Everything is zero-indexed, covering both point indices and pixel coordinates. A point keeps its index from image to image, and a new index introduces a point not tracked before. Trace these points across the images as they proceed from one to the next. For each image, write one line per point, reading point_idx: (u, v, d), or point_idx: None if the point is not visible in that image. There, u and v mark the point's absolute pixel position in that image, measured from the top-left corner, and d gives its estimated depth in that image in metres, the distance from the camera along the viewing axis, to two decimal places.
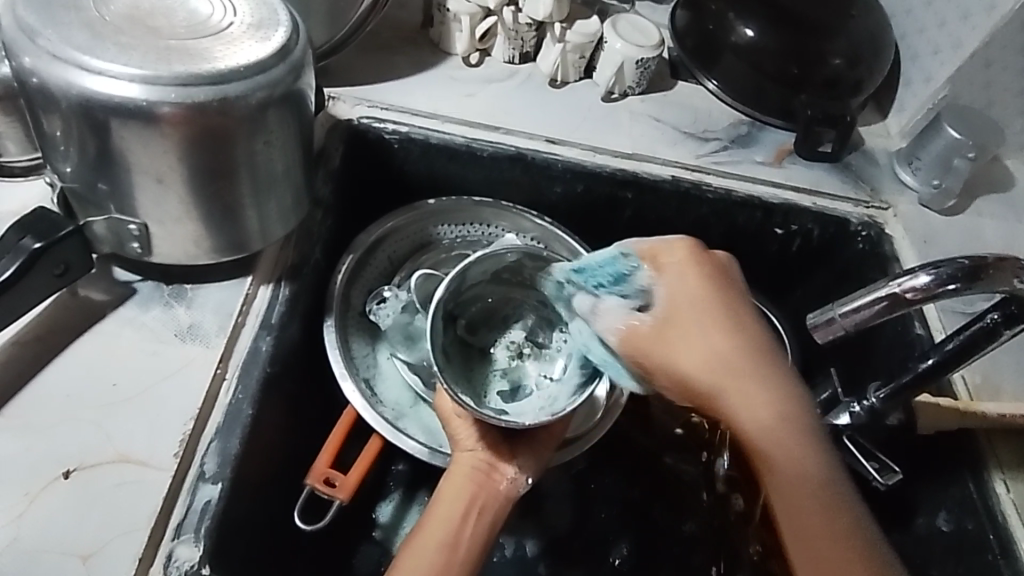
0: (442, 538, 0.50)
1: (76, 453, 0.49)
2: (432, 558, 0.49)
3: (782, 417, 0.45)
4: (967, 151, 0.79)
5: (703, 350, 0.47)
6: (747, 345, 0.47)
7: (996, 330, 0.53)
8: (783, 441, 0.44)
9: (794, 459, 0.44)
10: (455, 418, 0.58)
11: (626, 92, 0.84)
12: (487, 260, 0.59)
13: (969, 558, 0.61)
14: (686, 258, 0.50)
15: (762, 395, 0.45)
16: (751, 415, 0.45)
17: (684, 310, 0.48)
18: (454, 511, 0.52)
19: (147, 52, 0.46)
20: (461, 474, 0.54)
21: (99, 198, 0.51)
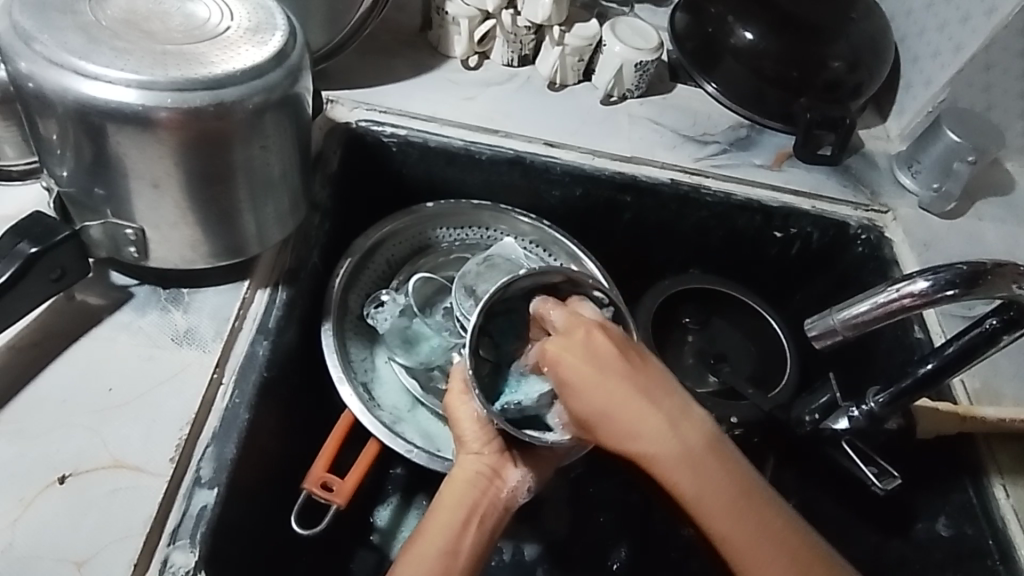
0: (444, 545, 0.49)
1: (71, 458, 0.48)
2: (432, 563, 0.48)
3: (712, 500, 0.48)
4: (966, 155, 0.78)
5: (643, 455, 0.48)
6: (645, 406, 0.48)
7: (995, 335, 0.53)
8: (724, 526, 0.48)
9: (734, 537, 0.47)
10: (461, 421, 0.57)
11: (626, 95, 0.84)
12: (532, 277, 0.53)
13: (968, 563, 0.61)
14: (596, 347, 0.50)
15: (695, 484, 0.48)
16: (649, 467, 0.48)
17: (609, 412, 0.48)
18: (456, 516, 0.51)
19: (143, 57, 0.46)
20: (464, 479, 0.53)
21: (95, 203, 0.51)
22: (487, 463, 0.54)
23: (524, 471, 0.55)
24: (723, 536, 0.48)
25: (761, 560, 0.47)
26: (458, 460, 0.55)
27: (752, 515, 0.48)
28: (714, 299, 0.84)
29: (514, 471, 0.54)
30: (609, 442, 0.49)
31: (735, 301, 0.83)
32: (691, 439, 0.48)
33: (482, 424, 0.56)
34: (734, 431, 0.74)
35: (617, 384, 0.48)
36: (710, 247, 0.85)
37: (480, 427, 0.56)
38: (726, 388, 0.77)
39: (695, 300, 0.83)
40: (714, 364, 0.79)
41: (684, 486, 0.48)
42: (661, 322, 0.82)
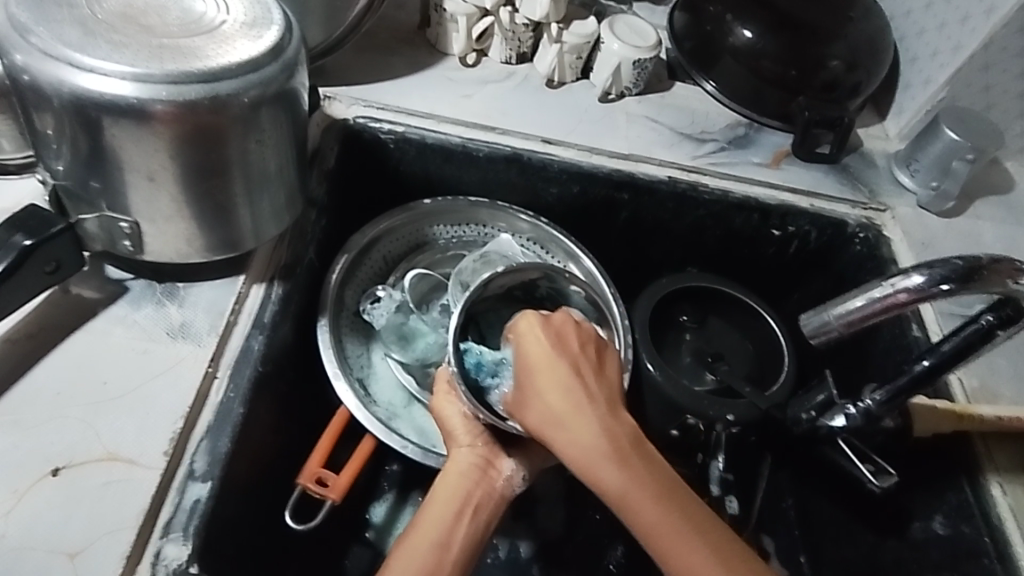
0: (436, 537, 0.48)
1: (64, 451, 0.48)
2: (425, 558, 0.47)
3: (641, 496, 0.46)
4: (966, 154, 0.77)
5: (572, 441, 0.47)
6: (577, 394, 0.49)
7: (991, 331, 0.53)
8: (652, 523, 0.45)
9: (660, 536, 0.45)
10: (450, 416, 0.57)
11: (623, 93, 0.84)
12: (514, 274, 0.60)
13: (965, 563, 0.60)
14: (551, 332, 0.51)
15: (621, 477, 0.46)
16: (574, 454, 0.47)
17: (548, 392, 0.49)
18: (449, 509, 0.50)
19: (138, 49, 0.46)
20: (456, 472, 0.53)
21: (91, 196, 0.51)
22: (478, 456, 0.54)
23: (517, 461, 0.55)
24: (650, 536, 0.45)
25: (690, 563, 0.44)
26: (450, 456, 0.55)
27: (681, 516, 0.45)
28: (712, 298, 0.83)
29: (507, 461, 0.54)
30: (541, 425, 0.49)
31: (733, 300, 0.83)
32: (622, 434, 0.48)
33: (469, 419, 0.56)
34: (731, 429, 0.72)
35: (557, 373, 0.49)
36: (708, 246, 0.85)
37: (467, 421, 0.56)
38: (722, 386, 0.76)
39: (693, 298, 0.83)
40: (710, 363, 0.78)
41: (609, 479, 0.46)
42: (658, 321, 0.81)
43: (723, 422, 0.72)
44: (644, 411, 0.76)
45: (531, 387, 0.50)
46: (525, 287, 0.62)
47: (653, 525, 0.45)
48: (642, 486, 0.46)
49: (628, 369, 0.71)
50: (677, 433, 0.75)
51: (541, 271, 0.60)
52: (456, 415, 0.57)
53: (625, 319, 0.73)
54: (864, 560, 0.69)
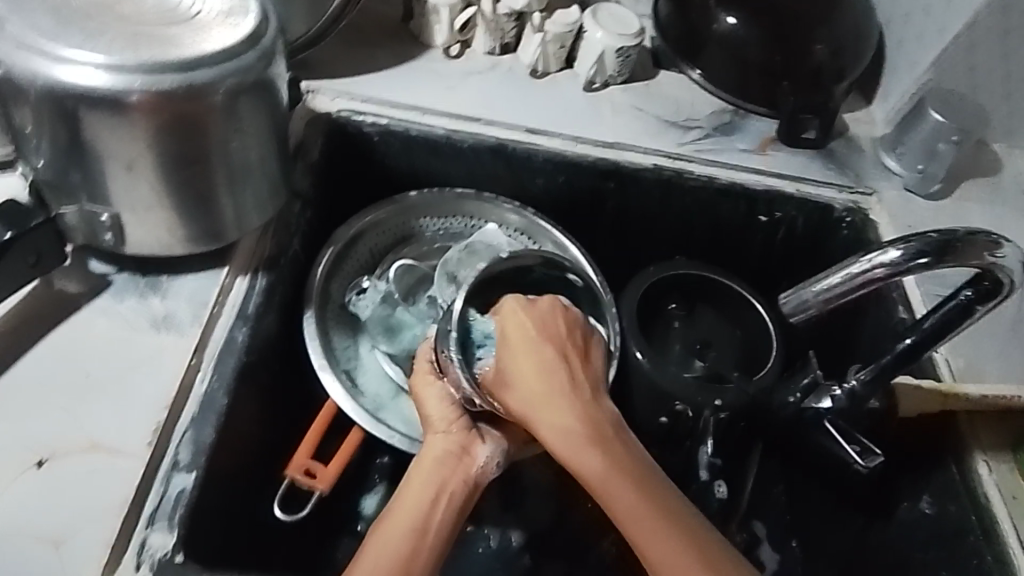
0: (412, 524, 0.49)
1: (48, 442, 0.49)
2: (399, 545, 0.48)
3: (620, 481, 0.49)
4: (951, 135, 0.78)
5: (553, 428, 0.50)
6: (560, 384, 0.51)
7: (970, 307, 0.54)
8: (627, 506, 0.48)
9: (635, 519, 0.48)
10: (429, 399, 0.58)
11: (608, 82, 0.84)
12: (513, 258, 0.57)
13: (952, 541, 0.61)
14: (538, 319, 0.52)
15: (601, 465, 0.49)
16: (557, 441, 0.50)
17: (534, 379, 0.51)
18: (424, 496, 0.51)
19: (113, 39, 0.47)
20: (431, 459, 0.53)
21: (71, 188, 0.51)
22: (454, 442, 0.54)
23: (493, 447, 0.55)
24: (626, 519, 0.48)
25: (664, 543, 0.47)
26: (426, 442, 0.55)
27: (654, 500, 0.49)
28: (701, 287, 0.81)
29: (482, 447, 0.54)
30: (524, 410, 0.50)
31: (723, 287, 0.81)
32: (601, 421, 0.51)
33: (449, 400, 0.57)
34: (720, 415, 0.72)
35: (543, 361, 0.51)
36: (696, 235, 0.84)
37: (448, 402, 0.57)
38: (711, 373, 0.75)
39: (682, 287, 0.81)
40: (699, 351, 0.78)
41: (590, 467, 0.49)
42: (646, 310, 0.79)
43: (711, 408, 0.72)
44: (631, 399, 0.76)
45: (514, 373, 0.51)
46: (522, 273, 0.59)
47: (630, 511, 0.48)
48: (620, 472, 0.49)
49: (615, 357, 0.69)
50: (666, 420, 0.75)
51: (537, 256, 0.59)
52: (435, 398, 0.57)
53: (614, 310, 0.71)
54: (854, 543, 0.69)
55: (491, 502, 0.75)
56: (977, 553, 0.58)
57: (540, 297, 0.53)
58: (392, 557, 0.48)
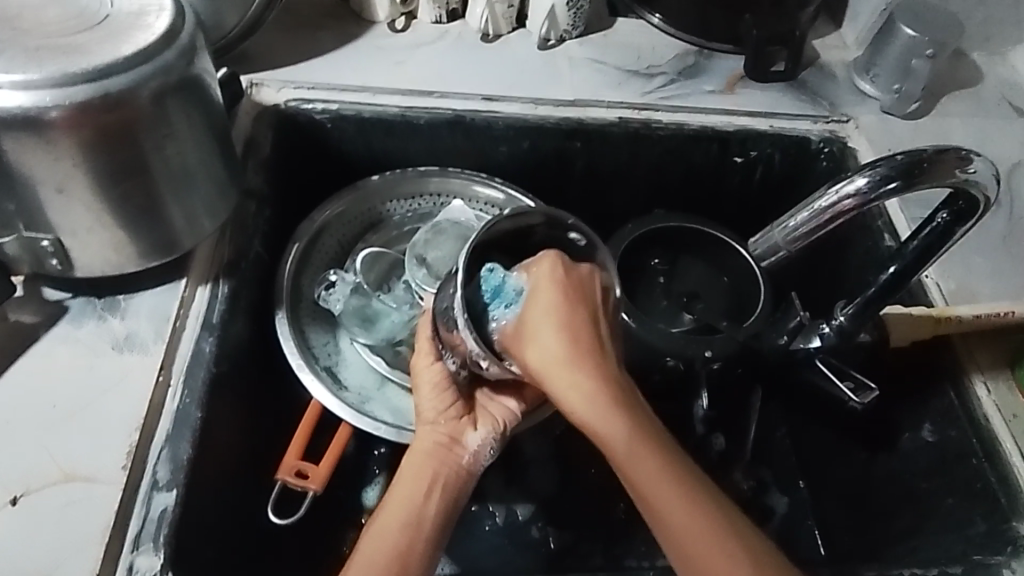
0: (406, 517, 0.49)
1: (21, 478, 0.48)
2: (396, 539, 0.48)
3: (646, 452, 0.47)
4: (924, 50, 0.74)
5: (576, 395, 0.47)
6: (582, 349, 0.48)
7: (949, 228, 0.53)
8: (650, 479, 0.47)
9: (659, 491, 0.46)
10: (424, 383, 0.56)
11: (563, 37, 0.81)
12: (517, 218, 0.52)
13: (956, 467, 0.59)
14: (570, 280, 0.50)
15: (623, 432, 0.47)
16: (576, 407, 0.47)
17: (560, 343, 0.48)
18: (417, 488, 0.50)
19: (16, 55, 0.44)
20: (421, 451, 0.52)
21: (5, 217, 0.49)
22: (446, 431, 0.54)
23: (484, 435, 0.54)
24: (651, 491, 0.46)
25: (688, 515, 0.46)
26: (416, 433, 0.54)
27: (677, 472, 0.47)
28: (682, 237, 0.77)
29: (472, 435, 0.54)
30: (543, 374, 0.48)
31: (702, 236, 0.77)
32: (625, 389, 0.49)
33: (445, 381, 0.55)
34: (711, 365, 0.69)
35: (565, 324, 0.48)
36: (671, 185, 0.82)
37: (444, 383, 0.55)
38: (701, 325, 0.71)
39: (662, 241, 0.76)
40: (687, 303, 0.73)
41: (610, 435, 0.47)
42: (628, 268, 0.75)
43: (703, 359, 0.69)
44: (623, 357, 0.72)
45: (540, 335, 0.48)
46: (521, 235, 0.54)
47: (649, 483, 0.47)
48: (645, 442, 0.47)
49: None
50: (659, 378, 0.72)
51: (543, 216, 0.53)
52: (430, 382, 0.55)
53: None
54: (860, 480, 0.68)
55: (492, 479, 0.74)
56: (982, 477, 0.57)
57: (576, 263, 0.51)
58: (388, 551, 0.47)
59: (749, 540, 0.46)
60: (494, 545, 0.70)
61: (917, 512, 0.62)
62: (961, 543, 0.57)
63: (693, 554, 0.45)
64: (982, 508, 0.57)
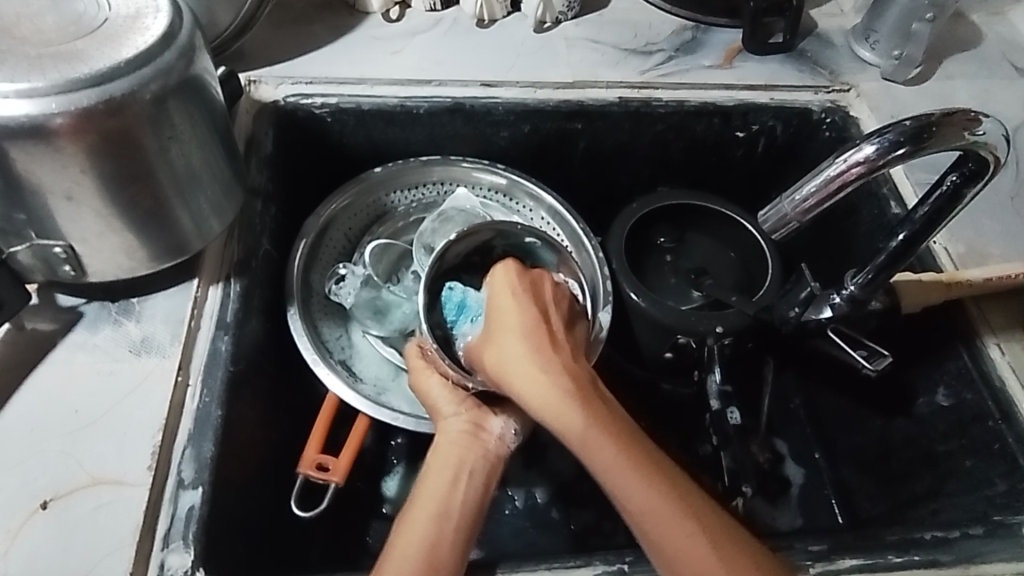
0: (436, 506, 0.49)
1: (50, 484, 0.48)
2: (426, 529, 0.47)
3: (603, 439, 0.47)
4: (924, 13, 0.74)
5: (531, 390, 0.48)
6: (539, 344, 0.50)
7: (958, 191, 0.52)
8: (610, 466, 0.46)
9: (618, 477, 0.46)
10: (431, 389, 0.57)
11: (559, 19, 0.80)
12: (466, 238, 0.58)
13: (972, 428, 0.60)
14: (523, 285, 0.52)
15: (581, 418, 0.47)
16: (535, 398, 0.48)
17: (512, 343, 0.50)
18: (444, 478, 0.51)
19: (17, 64, 0.44)
20: (447, 442, 0.53)
21: (17, 227, 0.49)
22: (467, 420, 0.54)
23: (506, 419, 0.55)
24: (610, 478, 0.46)
25: (652, 501, 0.45)
26: (439, 426, 0.55)
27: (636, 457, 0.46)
28: (688, 213, 0.77)
29: (495, 420, 0.54)
30: (503, 369, 0.50)
31: (707, 212, 0.76)
32: (582, 379, 0.49)
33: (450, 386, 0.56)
34: (723, 342, 0.69)
35: (520, 322, 0.51)
36: (674, 161, 0.81)
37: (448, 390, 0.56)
38: (711, 301, 0.71)
39: (668, 217, 0.76)
40: (697, 279, 0.73)
41: (570, 422, 0.47)
42: (634, 247, 0.75)
43: (714, 336, 0.68)
44: (636, 336, 0.73)
45: (495, 338, 0.51)
46: (480, 251, 0.60)
47: (610, 465, 0.46)
48: (602, 430, 0.47)
49: (609, 302, 0.67)
50: (671, 355, 0.72)
51: (492, 229, 0.58)
52: (436, 388, 0.57)
53: (599, 253, 0.70)
54: (877, 446, 0.69)
55: (511, 463, 0.75)
56: (1000, 437, 0.57)
57: (531, 268, 0.54)
58: (420, 541, 0.47)
59: (712, 518, 0.45)
60: (516, 527, 0.71)
61: (936, 474, 0.62)
62: (982, 503, 0.58)
63: (656, 537, 0.45)
64: (1001, 467, 0.57)
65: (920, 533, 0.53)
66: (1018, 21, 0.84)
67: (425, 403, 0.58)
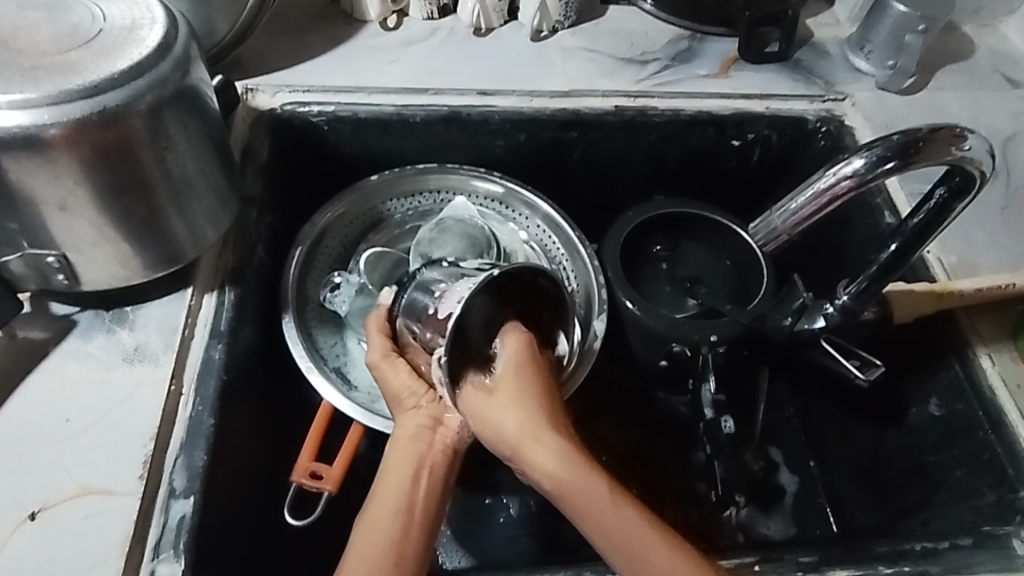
0: (399, 503, 0.48)
1: (39, 494, 0.49)
2: (390, 525, 0.47)
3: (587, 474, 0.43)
4: (916, 25, 0.74)
5: (516, 422, 0.44)
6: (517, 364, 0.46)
7: (947, 205, 0.53)
8: (566, 477, 0.43)
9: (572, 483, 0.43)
10: (390, 374, 0.55)
11: (555, 29, 0.81)
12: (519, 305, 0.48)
13: (963, 438, 0.60)
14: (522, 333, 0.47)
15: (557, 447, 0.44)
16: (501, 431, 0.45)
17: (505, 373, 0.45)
18: (405, 474, 0.49)
19: (12, 75, 0.44)
20: (406, 437, 0.51)
21: (9, 236, 0.49)
22: (427, 413, 0.53)
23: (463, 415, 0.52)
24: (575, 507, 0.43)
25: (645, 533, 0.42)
26: (398, 420, 0.53)
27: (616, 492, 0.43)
28: (684, 221, 0.76)
29: (452, 415, 0.52)
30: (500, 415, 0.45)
31: (707, 221, 0.76)
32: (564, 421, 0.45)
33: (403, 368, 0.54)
34: (717, 350, 0.68)
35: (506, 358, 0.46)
36: (670, 169, 0.81)
37: (406, 373, 0.54)
38: (706, 309, 0.70)
39: (665, 226, 0.76)
40: (690, 287, 0.72)
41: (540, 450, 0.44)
42: (631, 253, 0.75)
43: (708, 345, 0.68)
44: (630, 343, 0.72)
45: (491, 400, 0.45)
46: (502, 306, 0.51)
47: (603, 511, 0.42)
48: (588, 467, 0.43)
49: (604, 310, 0.68)
50: (666, 363, 0.72)
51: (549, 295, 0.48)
52: (400, 378, 0.54)
53: (594, 261, 0.70)
54: (870, 455, 0.69)
55: (503, 470, 0.75)
56: (989, 447, 0.57)
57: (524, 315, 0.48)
58: (382, 539, 0.46)
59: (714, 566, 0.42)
60: (508, 536, 0.71)
61: (928, 485, 0.62)
62: (971, 513, 0.58)
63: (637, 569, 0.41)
64: (990, 478, 0.57)
65: (909, 544, 0.54)
66: (1010, 33, 0.85)
67: (382, 388, 0.56)
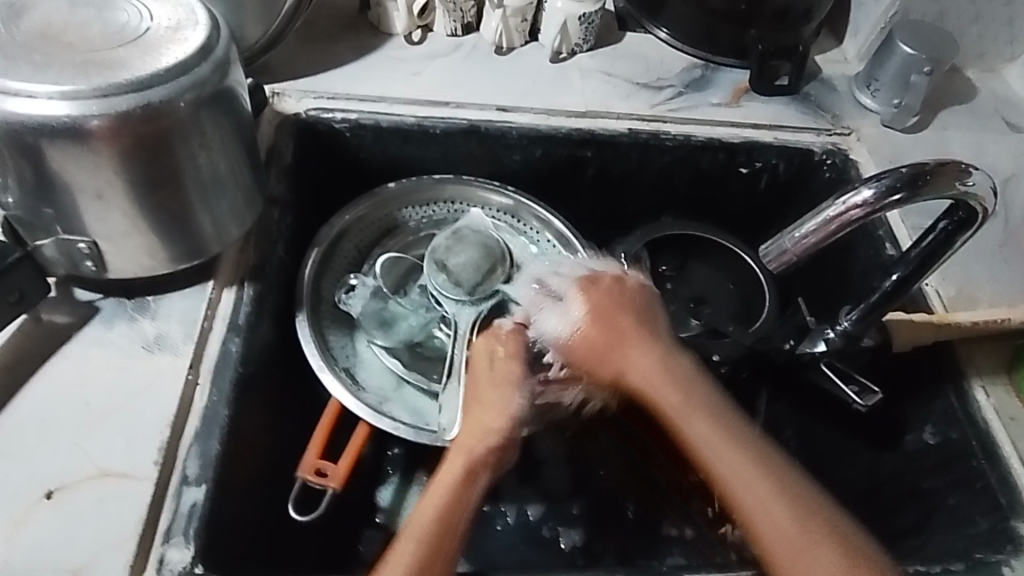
0: (443, 505, 0.50)
1: (57, 474, 0.50)
2: (428, 524, 0.49)
3: (753, 477, 0.49)
4: (922, 66, 0.77)
5: (741, 456, 0.50)
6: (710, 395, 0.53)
7: (950, 237, 0.55)
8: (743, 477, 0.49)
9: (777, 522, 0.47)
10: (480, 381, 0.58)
11: (574, 51, 0.83)
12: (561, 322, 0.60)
13: (956, 467, 0.61)
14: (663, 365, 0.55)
15: (741, 461, 0.50)
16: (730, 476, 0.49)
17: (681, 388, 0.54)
18: (455, 480, 0.52)
19: (62, 69, 0.46)
20: (470, 442, 0.55)
21: (43, 221, 0.51)
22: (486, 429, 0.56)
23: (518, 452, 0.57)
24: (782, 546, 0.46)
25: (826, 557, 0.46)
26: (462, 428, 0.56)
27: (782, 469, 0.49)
28: (691, 244, 0.78)
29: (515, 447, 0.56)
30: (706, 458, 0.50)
31: (712, 244, 0.78)
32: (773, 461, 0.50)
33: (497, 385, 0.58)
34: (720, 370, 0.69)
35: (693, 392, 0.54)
36: (679, 192, 0.84)
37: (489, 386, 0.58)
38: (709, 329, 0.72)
39: (670, 247, 0.78)
40: (694, 308, 0.74)
41: (732, 462, 0.49)
42: None
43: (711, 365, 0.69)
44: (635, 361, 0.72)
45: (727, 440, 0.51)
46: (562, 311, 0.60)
47: (797, 548, 0.46)
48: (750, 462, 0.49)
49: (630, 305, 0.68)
50: None
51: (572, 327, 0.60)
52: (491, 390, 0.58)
53: None
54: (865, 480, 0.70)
55: (503, 478, 0.75)
56: (982, 476, 0.59)
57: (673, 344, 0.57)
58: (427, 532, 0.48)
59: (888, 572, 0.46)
60: (506, 543, 0.72)
61: (922, 510, 0.64)
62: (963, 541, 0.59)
63: (781, 551, 0.46)
64: (983, 507, 0.58)
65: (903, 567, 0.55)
66: (1012, 78, 0.88)
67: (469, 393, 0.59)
